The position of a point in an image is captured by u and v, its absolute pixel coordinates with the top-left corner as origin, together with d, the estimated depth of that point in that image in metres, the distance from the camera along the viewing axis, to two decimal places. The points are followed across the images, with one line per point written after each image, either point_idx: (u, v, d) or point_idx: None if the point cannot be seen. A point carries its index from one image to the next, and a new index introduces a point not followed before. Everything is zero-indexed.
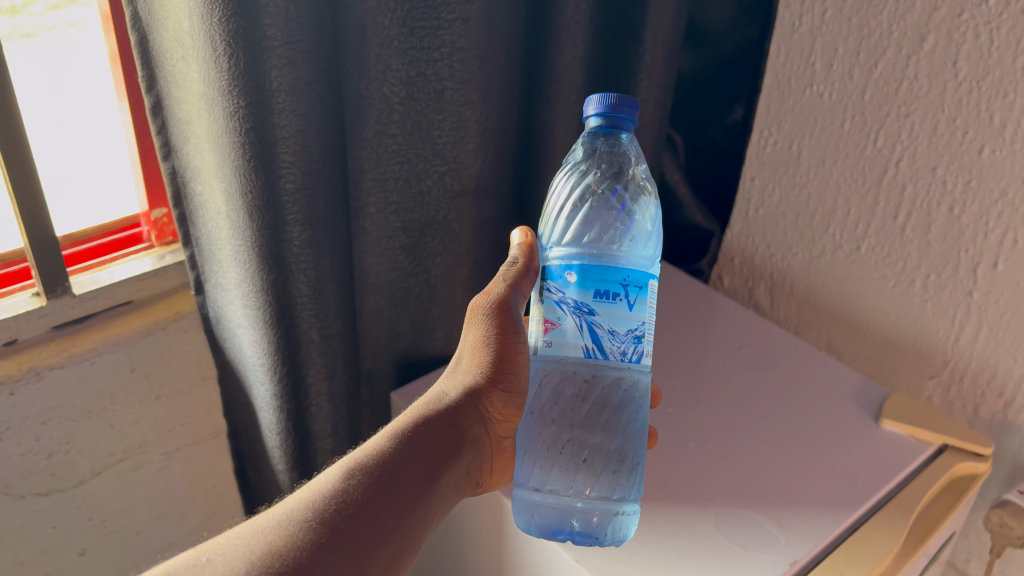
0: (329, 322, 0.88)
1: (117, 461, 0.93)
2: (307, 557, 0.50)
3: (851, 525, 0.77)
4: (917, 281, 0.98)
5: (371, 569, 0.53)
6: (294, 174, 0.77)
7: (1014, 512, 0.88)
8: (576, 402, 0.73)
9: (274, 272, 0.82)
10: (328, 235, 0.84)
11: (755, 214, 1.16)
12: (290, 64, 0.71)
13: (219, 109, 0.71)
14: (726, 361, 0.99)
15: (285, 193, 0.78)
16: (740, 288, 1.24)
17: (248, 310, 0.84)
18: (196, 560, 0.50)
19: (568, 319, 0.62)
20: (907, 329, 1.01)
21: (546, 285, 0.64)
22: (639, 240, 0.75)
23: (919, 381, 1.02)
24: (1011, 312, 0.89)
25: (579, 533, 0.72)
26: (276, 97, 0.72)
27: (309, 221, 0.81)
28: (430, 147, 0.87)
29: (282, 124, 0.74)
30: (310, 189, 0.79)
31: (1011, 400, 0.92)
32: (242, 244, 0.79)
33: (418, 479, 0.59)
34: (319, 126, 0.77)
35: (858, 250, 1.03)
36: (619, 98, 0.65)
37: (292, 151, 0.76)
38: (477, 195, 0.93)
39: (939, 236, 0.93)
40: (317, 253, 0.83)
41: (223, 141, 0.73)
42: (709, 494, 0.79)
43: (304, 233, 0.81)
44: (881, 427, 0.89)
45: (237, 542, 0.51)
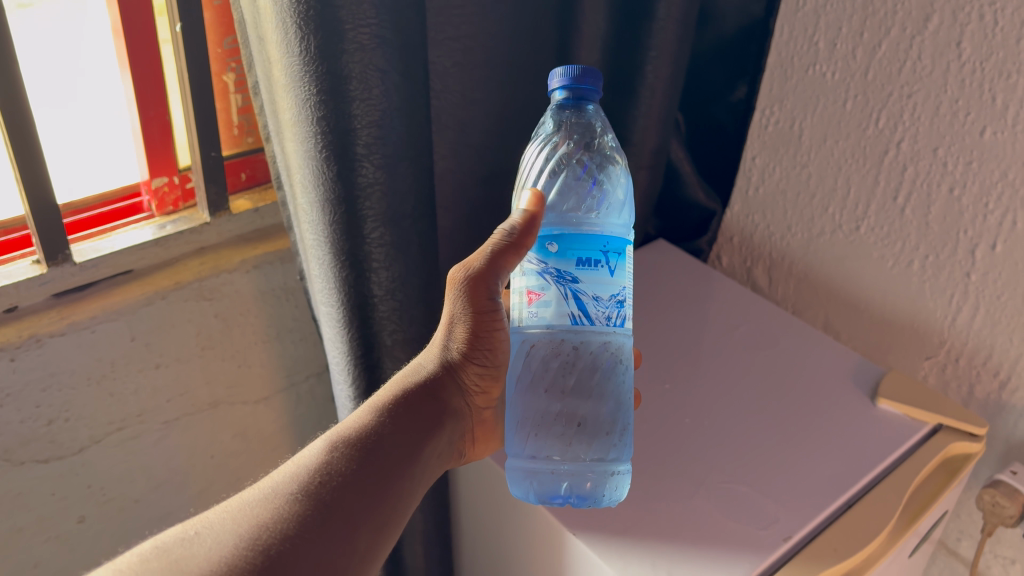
0: (407, 322, 0.86)
1: (117, 431, 0.93)
2: (297, 530, 0.54)
3: (845, 502, 0.79)
4: (915, 262, 0.98)
5: (356, 539, 0.56)
6: (372, 169, 0.74)
7: (1006, 492, 0.88)
8: (565, 371, 0.72)
9: (350, 272, 0.79)
10: (409, 234, 0.80)
11: (755, 192, 1.14)
12: (364, 49, 0.68)
13: (292, 95, 0.68)
14: (726, 341, 0.99)
15: (362, 190, 0.75)
16: (739, 268, 1.21)
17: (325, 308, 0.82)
18: (184, 534, 0.54)
19: (552, 288, 0.62)
20: (905, 311, 1.01)
21: (526, 257, 0.64)
22: (612, 210, 0.76)
23: (915, 361, 1.03)
24: (1008, 293, 0.90)
25: (575, 499, 0.73)
26: (351, 85, 0.69)
27: (387, 219, 0.77)
28: (452, 132, 0.88)
29: (358, 114, 0.71)
30: (388, 185, 0.75)
31: (1006, 380, 0.94)
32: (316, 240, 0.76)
33: (401, 451, 0.63)
34: (398, 118, 0.73)
35: (857, 230, 1.03)
36: (584, 69, 0.65)
37: (368, 142, 0.72)
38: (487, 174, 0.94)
39: (938, 217, 0.94)
40: (394, 253, 0.80)
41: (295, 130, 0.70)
42: (707, 469, 0.80)
43: (380, 231, 0.78)
44: (876, 406, 0.89)
45: (224, 516, 0.55)
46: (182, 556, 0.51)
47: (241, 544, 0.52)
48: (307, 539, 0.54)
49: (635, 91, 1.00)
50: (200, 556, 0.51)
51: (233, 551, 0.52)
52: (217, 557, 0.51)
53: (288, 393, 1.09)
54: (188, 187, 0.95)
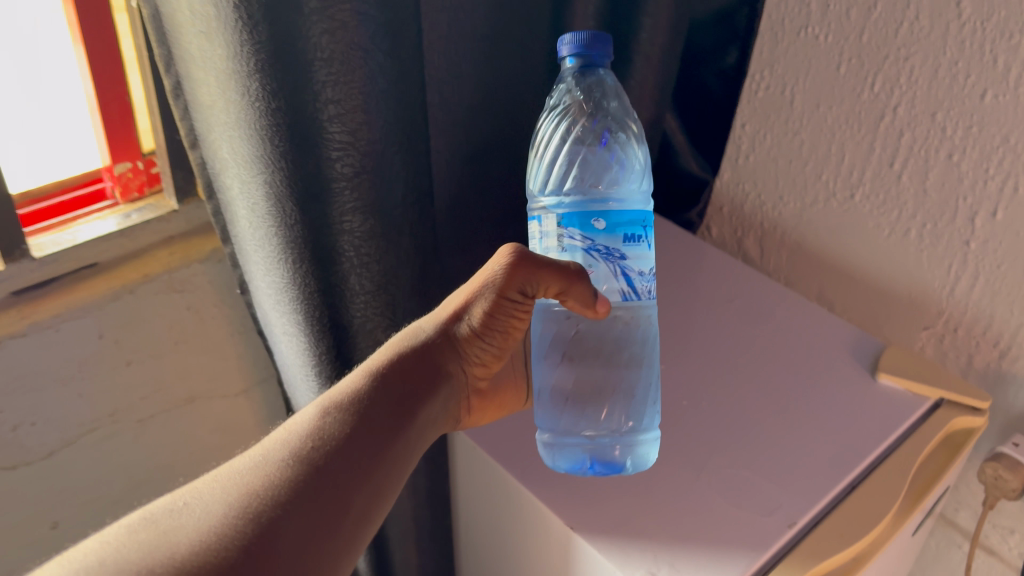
0: (400, 320, 0.78)
1: (88, 432, 0.88)
2: (288, 495, 0.52)
3: (849, 483, 0.77)
4: (913, 231, 0.95)
5: (348, 503, 0.55)
6: (353, 160, 0.65)
7: (1008, 466, 0.87)
8: (618, 344, 0.83)
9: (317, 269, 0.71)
10: (400, 224, 0.72)
11: (745, 161, 1.10)
12: (343, 27, 0.58)
13: (248, 88, 0.59)
14: (722, 318, 0.95)
15: (342, 180, 0.67)
16: (729, 238, 1.17)
17: (297, 311, 0.74)
18: (173, 504, 0.51)
19: (601, 266, 0.63)
20: (902, 281, 0.99)
21: (565, 233, 0.63)
22: (630, 171, 0.77)
23: (912, 332, 1.00)
24: (1008, 262, 0.88)
25: (627, 466, 0.77)
26: (324, 67, 0.60)
27: (372, 210, 0.69)
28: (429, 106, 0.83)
29: (333, 98, 0.62)
30: (374, 175, 0.67)
31: (1007, 349, 0.92)
32: (286, 240, 0.68)
33: (392, 419, 0.61)
34: (386, 104, 0.64)
35: (851, 198, 0.99)
36: (593, 35, 0.63)
37: (347, 129, 0.64)
38: (470, 146, 0.89)
39: (936, 184, 0.91)
40: (383, 249, 0.72)
41: (255, 123, 0.61)
42: (707, 453, 0.78)
43: (366, 223, 0.70)
44: (877, 381, 0.87)
45: (214, 484, 0.53)
46: (170, 527, 0.49)
47: (234, 513, 0.50)
48: (300, 504, 0.52)
49: (621, 57, 0.95)
50: (190, 526, 0.49)
51: (223, 518, 0.50)
52: (207, 527, 0.49)
53: (267, 382, 1.05)
54: (154, 172, 0.90)
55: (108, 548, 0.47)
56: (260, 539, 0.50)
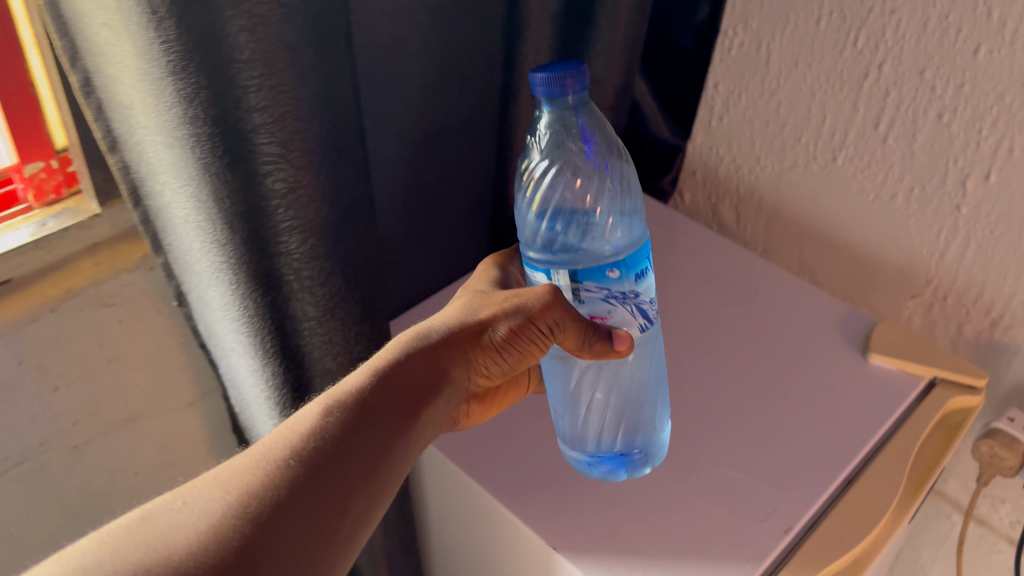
0: (351, 344, 0.70)
1: (17, 466, 0.79)
2: (292, 490, 0.47)
3: (845, 479, 0.72)
4: (900, 195, 0.90)
5: (350, 504, 0.50)
6: (288, 174, 0.57)
7: (1005, 442, 0.83)
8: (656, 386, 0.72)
9: (257, 290, 0.63)
10: (344, 239, 0.64)
11: (719, 123, 1.03)
12: (262, 24, 0.50)
13: (163, 88, 0.50)
14: (703, 298, 0.89)
15: (276, 196, 0.58)
16: (703, 204, 1.11)
17: (239, 334, 0.66)
18: (172, 503, 0.46)
19: (619, 309, 0.59)
20: (888, 249, 0.93)
21: (580, 286, 0.58)
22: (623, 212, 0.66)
23: (898, 301, 0.96)
24: (1002, 227, 0.83)
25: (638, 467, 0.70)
26: (246, 70, 0.51)
27: (312, 230, 0.61)
28: (374, 86, 0.74)
29: (259, 105, 0.53)
30: (312, 190, 0.59)
31: (999, 318, 0.88)
32: (219, 258, 0.60)
33: (402, 417, 0.56)
34: (319, 106, 0.56)
35: (834, 162, 0.93)
36: (570, 71, 0.56)
37: (277, 140, 0.55)
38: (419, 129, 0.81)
39: (925, 146, 0.85)
40: (327, 271, 0.64)
41: (173, 134, 0.53)
42: (693, 454, 0.73)
43: (305, 245, 0.62)
44: (868, 362, 0.82)
45: (212, 481, 0.47)
46: (168, 527, 0.44)
47: (235, 514, 0.45)
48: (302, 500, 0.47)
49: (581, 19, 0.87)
50: (189, 527, 0.44)
51: (221, 518, 0.45)
52: (207, 529, 0.44)
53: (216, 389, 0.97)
54: (70, 170, 0.77)
55: (105, 549, 0.42)
56: (261, 542, 0.44)
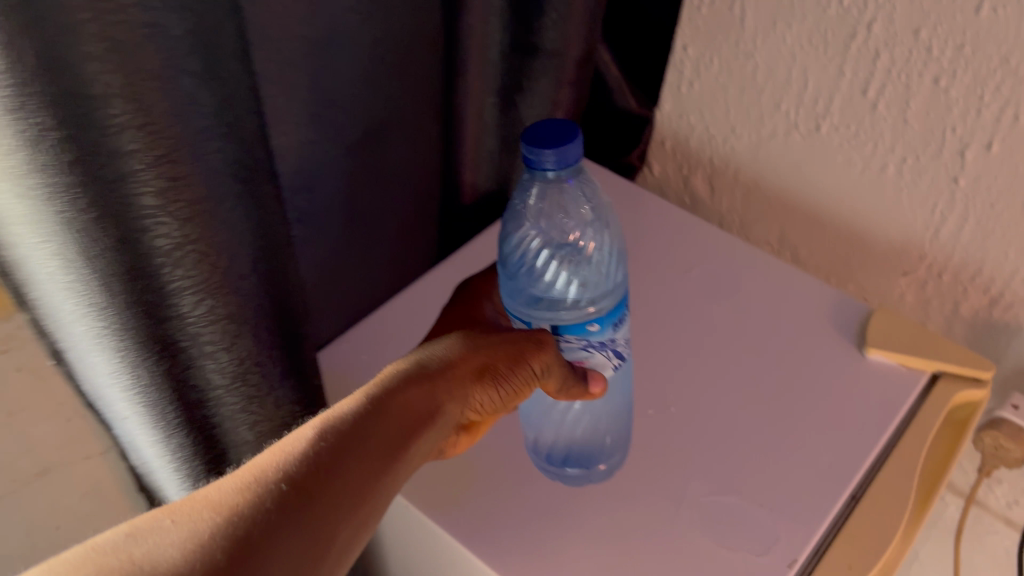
0: (264, 402, 0.62)
1: None
2: (283, 507, 0.42)
3: (850, 496, 0.66)
4: (891, 166, 0.82)
5: (338, 533, 0.44)
6: (173, 227, 0.47)
7: (1010, 433, 0.77)
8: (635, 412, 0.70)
9: (150, 361, 0.53)
10: (253, 295, 0.55)
11: (689, 89, 0.94)
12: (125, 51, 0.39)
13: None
14: (682, 291, 0.81)
15: (165, 253, 0.48)
16: (673, 175, 1.03)
17: (131, 408, 0.55)
18: (157, 523, 0.41)
19: (598, 355, 0.59)
20: (878, 224, 0.86)
21: (561, 338, 0.58)
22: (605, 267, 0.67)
23: (889, 279, 0.89)
24: (1004, 201, 0.76)
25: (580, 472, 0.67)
26: (111, 108, 0.41)
27: (211, 288, 0.51)
28: (296, 78, 0.63)
29: (132, 147, 0.42)
30: (207, 243, 0.49)
31: (998, 296, 0.81)
32: (96, 331, 0.49)
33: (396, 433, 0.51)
34: (204, 148, 0.46)
35: (817, 130, 0.85)
36: (576, 146, 0.48)
37: (158, 188, 0.45)
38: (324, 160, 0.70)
39: (919, 113, 0.77)
40: (232, 332, 0.55)
41: (19, 188, 0.41)
42: (683, 479, 0.66)
43: (203, 306, 0.52)
44: (864, 357, 0.75)
45: (201, 498, 0.42)
46: (150, 550, 0.39)
47: (224, 534, 0.40)
48: (292, 521, 0.42)
49: None
50: (173, 549, 0.39)
51: (208, 540, 0.40)
52: (192, 552, 0.39)
53: None
54: None
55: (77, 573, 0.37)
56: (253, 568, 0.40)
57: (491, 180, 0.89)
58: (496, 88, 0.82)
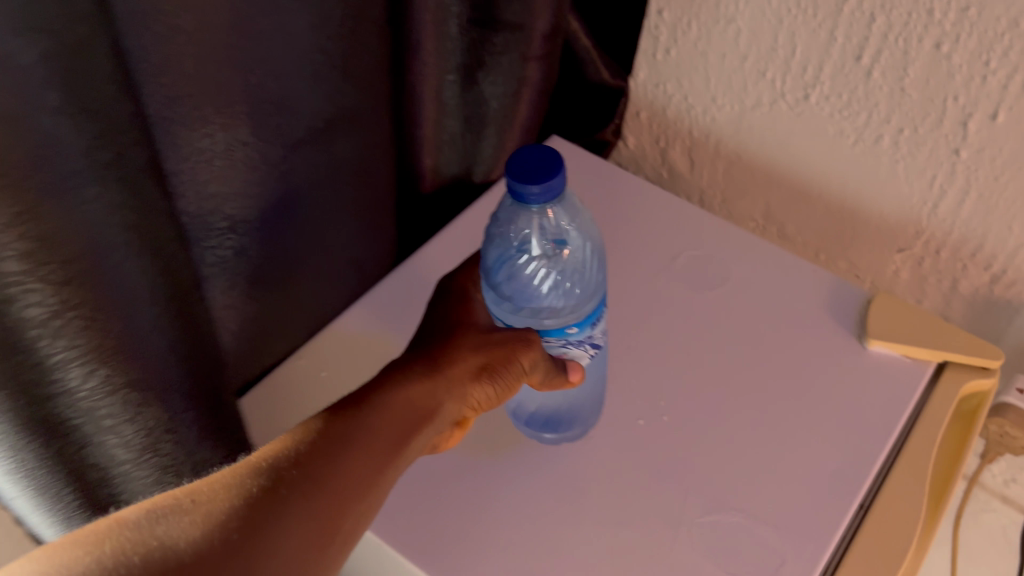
0: (174, 461, 0.59)
1: None
2: (283, 499, 0.43)
3: (859, 505, 0.61)
4: (886, 137, 0.76)
5: (341, 523, 0.45)
6: (46, 293, 0.44)
7: (1016, 420, 0.74)
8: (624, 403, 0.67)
9: (33, 435, 0.49)
10: (147, 353, 0.52)
11: (665, 56, 0.86)
12: None
13: None
14: (667, 281, 0.75)
15: (38, 321, 0.44)
16: (649, 148, 0.96)
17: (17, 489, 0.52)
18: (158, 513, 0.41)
19: (576, 349, 0.56)
20: (871, 200, 0.81)
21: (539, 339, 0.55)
22: (582, 267, 0.63)
23: (883, 255, 0.84)
24: (1010, 174, 0.70)
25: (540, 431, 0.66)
26: None
27: (98, 354, 0.48)
28: (228, 71, 0.55)
29: None
30: (89, 307, 0.46)
31: (1001, 273, 0.76)
32: None
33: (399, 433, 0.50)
34: (84, 205, 0.43)
35: (806, 100, 0.79)
36: (556, 179, 0.48)
37: (19, 249, 0.41)
38: (240, 211, 0.63)
39: (918, 81, 0.70)
40: (128, 395, 0.52)
41: None
42: (679, 498, 0.61)
43: (89, 371, 0.49)
44: (866, 348, 0.70)
45: (196, 501, 0.42)
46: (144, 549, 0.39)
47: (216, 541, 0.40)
48: (292, 513, 0.43)
49: None
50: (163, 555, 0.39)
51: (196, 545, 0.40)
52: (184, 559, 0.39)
53: None
54: None
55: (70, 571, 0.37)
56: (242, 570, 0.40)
57: (456, 167, 0.85)
58: (453, 65, 0.75)
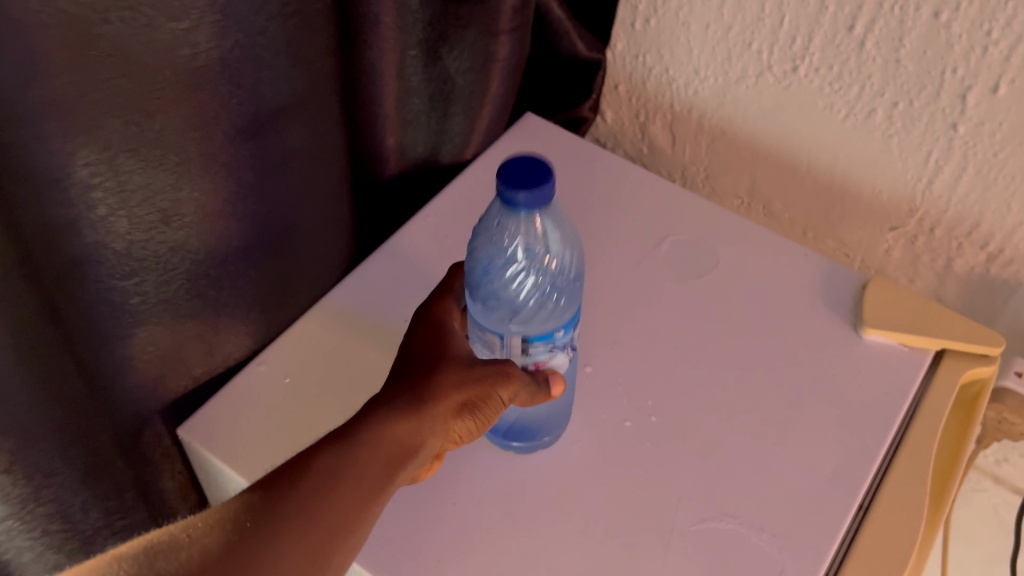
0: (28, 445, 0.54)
1: None
2: (257, 554, 0.42)
3: (859, 506, 0.58)
4: (879, 111, 0.72)
5: (331, 559, 0.44)
6: None
7: (1015, 407, 0.71)
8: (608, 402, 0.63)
9: None
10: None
11: (645, 26, 0.82)
12: None
13: None
14: (652, 270, 0.71)
15: None
16: (628, 123, 0.92)
17: None
18: None
19: (561, 353, 0.53)
20: (861, 176, 0.77)
21: (529, 346, 0.51)
22: (565, 278, 0.58)
23: (874, 234, 0.80)
24: (1010, 149, 0.66)
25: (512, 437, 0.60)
26: None
27: None
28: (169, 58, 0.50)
29: None
30: None
31: (997, 253, 0.73)
32: None
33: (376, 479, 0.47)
34: None
35: (794, 73, 0.74)
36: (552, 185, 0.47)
37: None
38: (173, 202, 0.56)
39: (914, 52, 0.66)
40: None
41: None
42: (670, 506, 0.57)
43: None
44: (861, 337, 0.67)
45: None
46: None
47: None
48: (281, 552, 0.43)
49: None
50: None
51: None
52: None
53: None
54: None
55: None
56: None
57: (422, 148, 0.79)
58: (415, 40, 0.70)
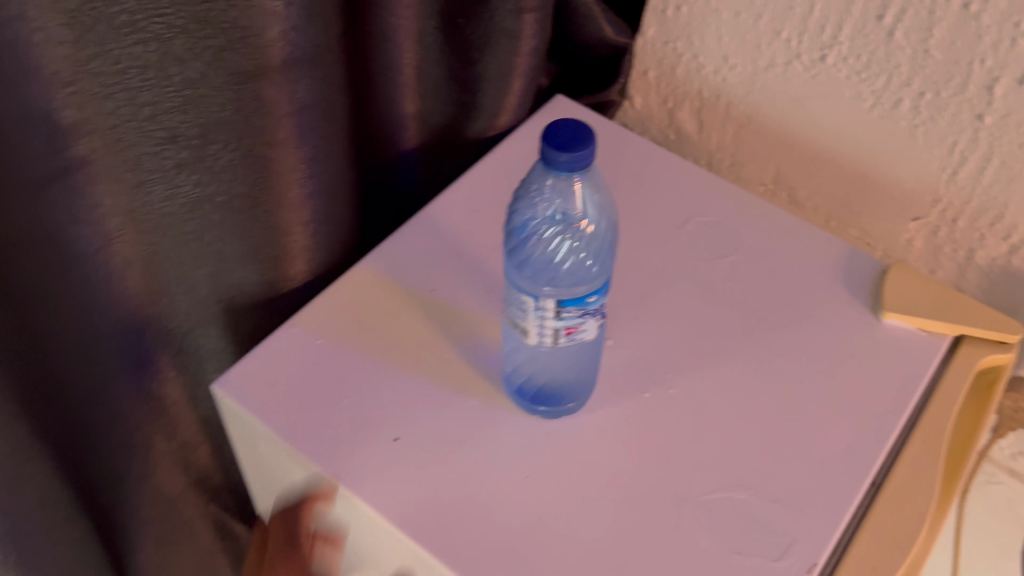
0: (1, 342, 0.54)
1: None
2: None
3: (873, 483, 0.59)
4: (906, 101, 0.72)
5: None
6: None
7: None
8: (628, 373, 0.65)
9: None
10: None
11: (676, 13, 0.83)
12: None
13: None
14: (674, 249, 0.73)
15: None
16: (656, 109, 0.93)
17: None
18: None
19: (591, 320, 0.54)
20: (886, 165, 0.78)
21: (562, 311, 0.52)
22: (599, 245, 0.59)
23: (897, 223, 0.81)
24: None
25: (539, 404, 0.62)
26: None
27: None
28: None
29: None
30: None
31: (1018, 245, 0.74)
32: None
33: None
34: None
35: (822, 61, 0.75)
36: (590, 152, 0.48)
37: None
38: (183, 121, 0.58)
39: (943, 42, 0.67)
40: None
41: None
42: (687, 474, 0.59)
43: None
44: (880, 321, 0.68)
45: None
46: None
47: None
48: None
49: None
50: None
51: None
52: None
53: None
54: None
55: None
56: None
57: (438, 116, 0.82)
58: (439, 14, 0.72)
